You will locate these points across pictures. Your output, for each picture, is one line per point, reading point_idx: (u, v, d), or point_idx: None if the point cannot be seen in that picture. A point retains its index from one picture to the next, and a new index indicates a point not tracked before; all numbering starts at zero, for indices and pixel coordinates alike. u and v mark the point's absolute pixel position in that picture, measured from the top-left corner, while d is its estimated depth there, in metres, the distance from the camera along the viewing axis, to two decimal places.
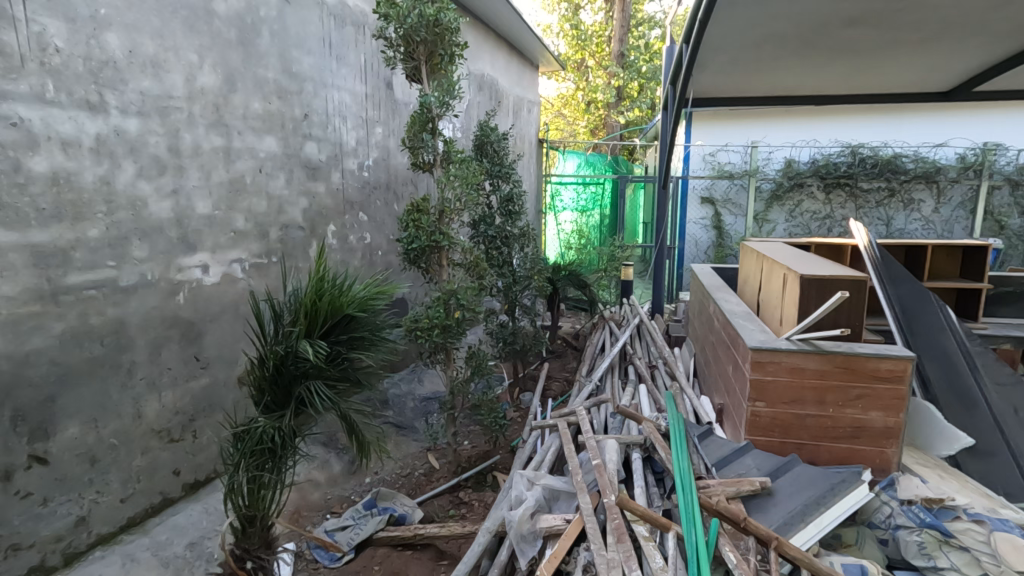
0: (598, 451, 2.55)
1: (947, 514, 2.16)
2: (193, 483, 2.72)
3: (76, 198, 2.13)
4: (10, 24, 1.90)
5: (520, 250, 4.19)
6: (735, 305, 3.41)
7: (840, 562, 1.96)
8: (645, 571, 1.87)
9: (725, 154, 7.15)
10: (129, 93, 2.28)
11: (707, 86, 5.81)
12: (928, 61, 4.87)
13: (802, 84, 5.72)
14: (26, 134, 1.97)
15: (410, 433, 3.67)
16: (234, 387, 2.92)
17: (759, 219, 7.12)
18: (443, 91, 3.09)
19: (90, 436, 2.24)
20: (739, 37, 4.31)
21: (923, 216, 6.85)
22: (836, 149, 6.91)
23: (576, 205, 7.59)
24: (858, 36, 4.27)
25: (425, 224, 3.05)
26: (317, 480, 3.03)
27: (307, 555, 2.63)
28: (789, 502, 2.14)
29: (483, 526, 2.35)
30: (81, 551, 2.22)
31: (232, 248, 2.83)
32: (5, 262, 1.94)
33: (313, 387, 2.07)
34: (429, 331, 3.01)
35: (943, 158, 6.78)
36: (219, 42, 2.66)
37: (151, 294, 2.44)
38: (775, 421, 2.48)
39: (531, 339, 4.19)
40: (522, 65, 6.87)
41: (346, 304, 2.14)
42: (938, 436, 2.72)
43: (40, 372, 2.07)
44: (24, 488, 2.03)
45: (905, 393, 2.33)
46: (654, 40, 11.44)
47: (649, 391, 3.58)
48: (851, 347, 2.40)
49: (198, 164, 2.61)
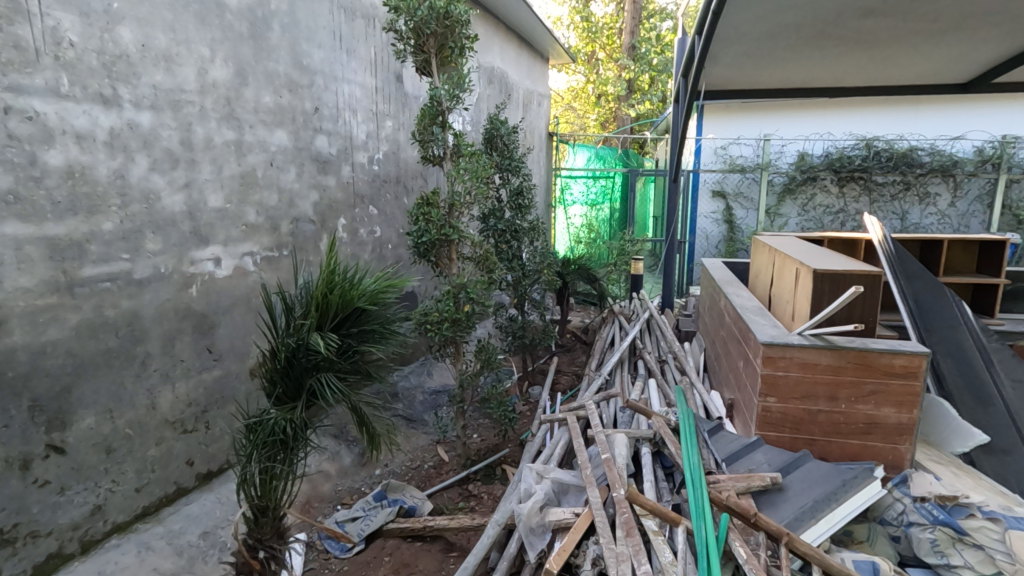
0: (607, 446, 2.55)
1: (960, 511, 2.10)
2: (206, 473, 2.75)
3: (91, 190, 2.15)
4: (25, 18, 1.92)
5: (530, 244, 4.18)
6: (746, 300, 3.38)
7: (852, 559, 1.94)
8: (654, 566, 1.86)
9: (737, 147, 7.04)
10: (142, 87, 2.30)
11: (719, 78, 5.74)
12: (946, 51, 4.77)
13: (814, 75, 5.63)
14: (41, 128, 1.99)
15: (419, 426, 3.69)
16: (246, 379, 2.95)
17: (771, 213, 7.06)
18: (453, 84, 3.07)
19: (106, 426, 2.27)
20: (752, 27, 4.25)
21: (938, 211, 6.75)
22: (850, 142, 6.83)
23: (586, 198, 7.56)
24: (873, 27, 4.20)
25: (435, 217, 3.05)
26: (328, 472, 3.06)
27: (318, 545, 2.66)
28: (800, 498, 2.13)
29: (493, 519, 2.35)
30: (98, 539, 2.26)
31: (244, 241, 2.85)
32: (21, 254, 1.97)
33: (324, 379, 2.08)
34: (438, 324, 3.01)
35: (960, 151, 6.68)
36: (231, 36, 2.67)
37: (165, 286, 2.47)
38: (786, 416, 2.46)
39: (540, 334, 4.16)
40: (532, 58, 6.83)
41: (357, 297, 2.15)
42: (952, 434, 2.68)
43: (57, 363, 2.10)
44: (42, 477, 2.07)
45: (919, 390, 2.31)
46: (664, 32, 11.28)
47: (659, 386, 3.57)
48: (864, 343, 2.37)
49: (210, 157, 2.62)
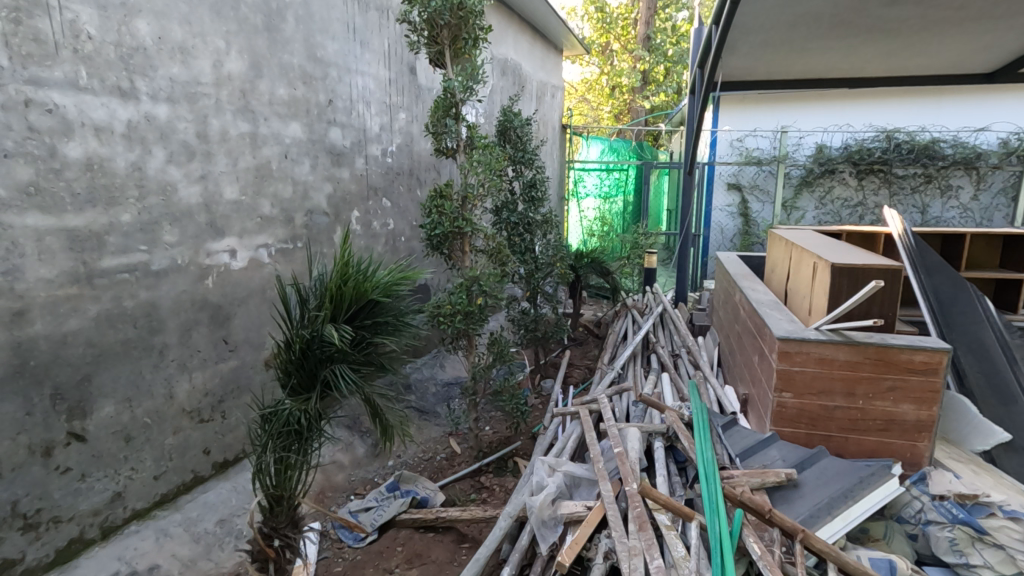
0: (620, 439, 2.53)
1: (981, 510, 2.08)
2: (222, 462, 2.79)
3: (109, 182, 2.18)
4: (45, 12, 1.94)
5: (543, 237, 4.16)
6: (762, 294, 3.33)
7: (868, 557, 1.91)
8: (667, 561, 1.85)
9: (753, 140, 6.95)
10: (159, 80, 2.31)
11: (736, 68, 5.64)
12: (973, 39, 4.64)
13: (835, 66, 5.52)
14: (61, 121, 2.02)
15: (432, 418, 3.72)
16: (262, 369, 2.98)
17: (787, 207, 6.97)
18: (467, 76, 3.05)
19: (125, 415, 2.31)
20: (773, 17, 4.17)
21: (961, 204, 6.61)
22: (871, 134, 6.69)
23: (600, 191, 7.52)
24: (898, 15, 4.10)
25: (449, 210, 3.05)
26: (342, 462, 3.10)
27: (332, 535, 2.69)
28: (815, 495, 2.10)
29: (505, 511, 2.36)
30: (118, 525, 2.31)
31: (259, 233, 2.87)
32: (43, 246, 2.00)
33: (338, 370, 2.08)
34: (451, 317, 3.02)
35: (984, 143, 6.55)
36: (246, 28, 2.68)
37: (182, 278, 2.50)
38: (802, 412, 2.43)
39: (553, 327, 4.20)
40: (546, 49, 6.79)
41: (370, 289, 2.15)
42: (972, 431, 2.61)
43: (77, 352, 2.13)
44: (64, 464, 2.11)
45: (939, 386, 2.26)
46: (680, 22, 11.13)
47: (672, 380, 3.54)
48: (883, 339, 2.33)
49: (226, 150, 2.64)
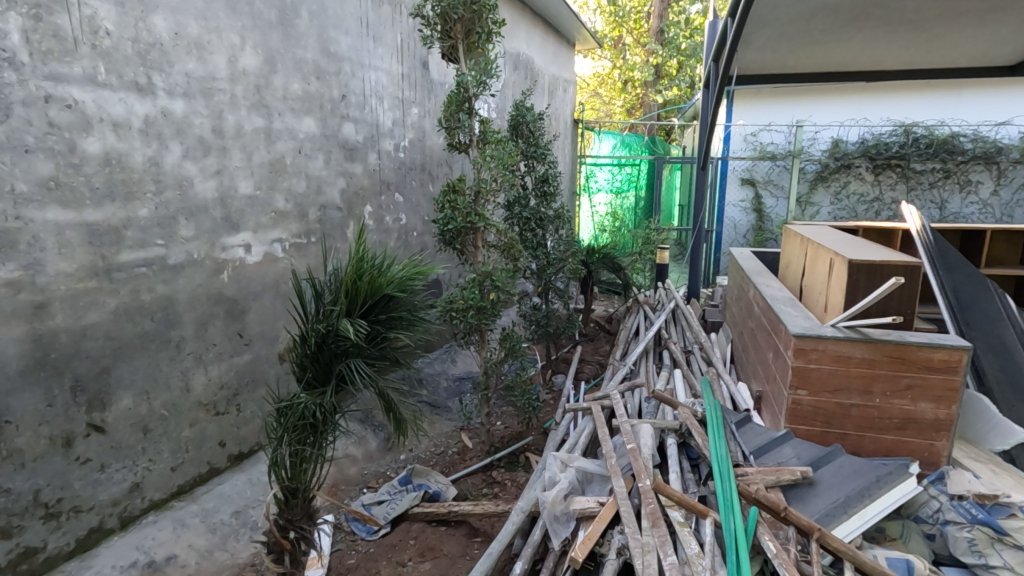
0: (632, 435, 2.53)
1: (1000, 510, 2.04)
2: (238, 454, 2.82)
3: (127, 177, 2.20)
4: (64, 7, 1.96)
5: (555, 232, 4.15)
6: (776, 291, 3.30)
7: (885, 557, 1.89)
8: (680, 558, 1.83)
9: (768, 134, 6.88)
10: (175, 75, 2.33)
11: (752, 61, 5.56)
12: (998, 30, 4.52)
13: (854, 58, 5.42)
14: (80, 116, 2.04)
15: (443, 412, 3.73)
16: (276, 362, 3.00)
17: (802, 202, 6.89)
18: (480, 70, 3.03)
19: (143, 407, 2.35)
20: (791, 8, 4.10)
21: (980, 199, 6.49)
22: (888, 128, 6.61)
23: (611, 186, 7.48)
24: (919, 6, 4.02)
25: (461, 205, 3.04)
26: (355, 455, 3.12)
27: (345, 527, 2.72)
28: (831, 493, 2.08)
29: (517, 505, 2.37)
30: (136, 515, 2.34)
31: (273, 228, 2.88)
32: (62, 240, 2.03)
33: (352, 364, 2.09)
34: (464, 311, 3.02)
35: (1005, 137, 6.41)
36: (260, 23, 2.69)
37: (198, 272, 2.52)
38: (817, 410, 2.40)
39: (564, 322, 4.13)
40: (558, 43, 6.73)
41: (385, 284, 2.17)
42: (991, 430, 2.58)
43: (96, 345, 2.16)
44: (84, 454, 2.15)
45: (959, 384, 2.23)
46: (694, 14, 11.01)
47: (685, 376, 3.53)
48: (902, 336, 2.30)
49: (240, 145, 2.66)
